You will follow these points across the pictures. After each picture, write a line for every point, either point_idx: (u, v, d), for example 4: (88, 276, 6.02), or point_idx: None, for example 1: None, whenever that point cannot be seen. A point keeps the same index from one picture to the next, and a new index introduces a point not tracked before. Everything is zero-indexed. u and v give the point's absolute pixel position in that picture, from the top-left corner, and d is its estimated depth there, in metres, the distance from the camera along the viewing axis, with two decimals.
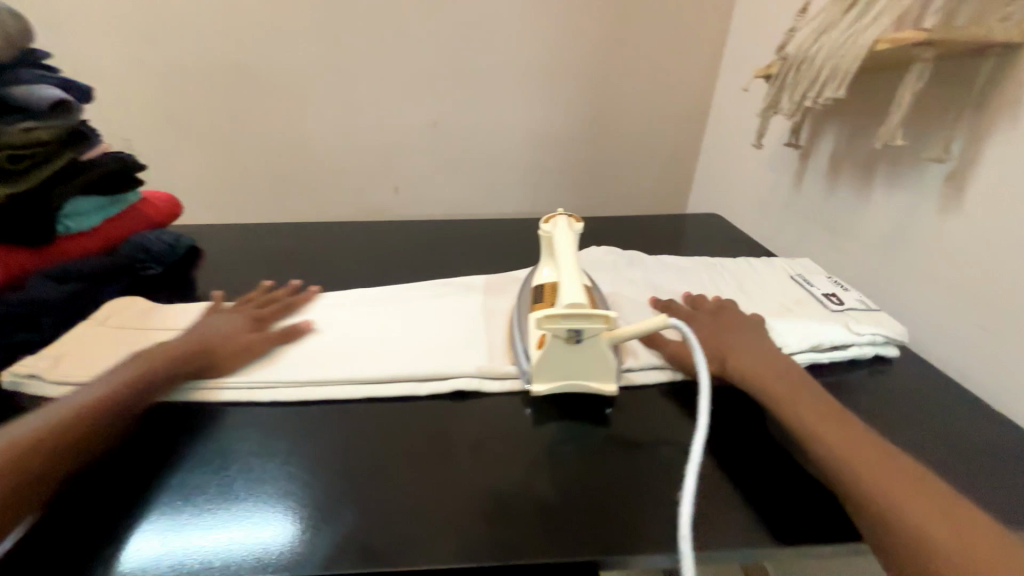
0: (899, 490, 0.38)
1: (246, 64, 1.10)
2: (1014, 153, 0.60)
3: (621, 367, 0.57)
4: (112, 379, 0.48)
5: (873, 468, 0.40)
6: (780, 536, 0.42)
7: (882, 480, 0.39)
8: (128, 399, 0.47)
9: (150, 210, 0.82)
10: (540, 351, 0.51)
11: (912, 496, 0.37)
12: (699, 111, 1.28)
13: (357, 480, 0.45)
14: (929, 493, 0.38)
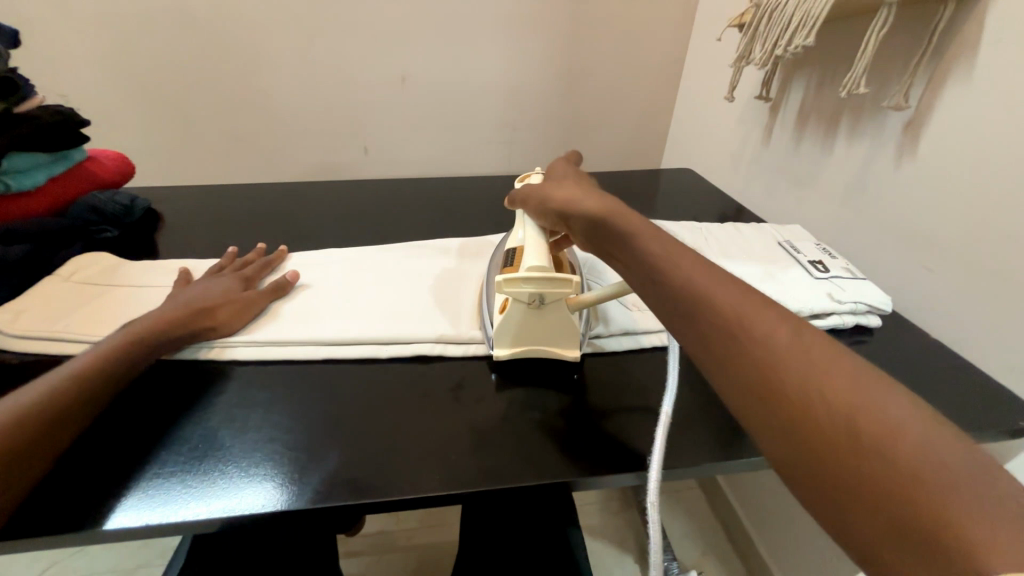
0: (842, 416, 0.26)
1: (191, 8, 1.01)
2: (966, 101, 0.62)
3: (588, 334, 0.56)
4: (109, 346, 0.47)
5: (804, 381, 0.28)
6: (729, 457, 0.46)
7: (817, 397, 0.28)
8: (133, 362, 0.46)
9: (98, 170, 0.77)
10: (502, 316, 0.51)
11: (853, 426, 0.26)
12: (673, 63, 1.25)
13: (341, 422, 0.46)
14: (889, 416, 0.26)
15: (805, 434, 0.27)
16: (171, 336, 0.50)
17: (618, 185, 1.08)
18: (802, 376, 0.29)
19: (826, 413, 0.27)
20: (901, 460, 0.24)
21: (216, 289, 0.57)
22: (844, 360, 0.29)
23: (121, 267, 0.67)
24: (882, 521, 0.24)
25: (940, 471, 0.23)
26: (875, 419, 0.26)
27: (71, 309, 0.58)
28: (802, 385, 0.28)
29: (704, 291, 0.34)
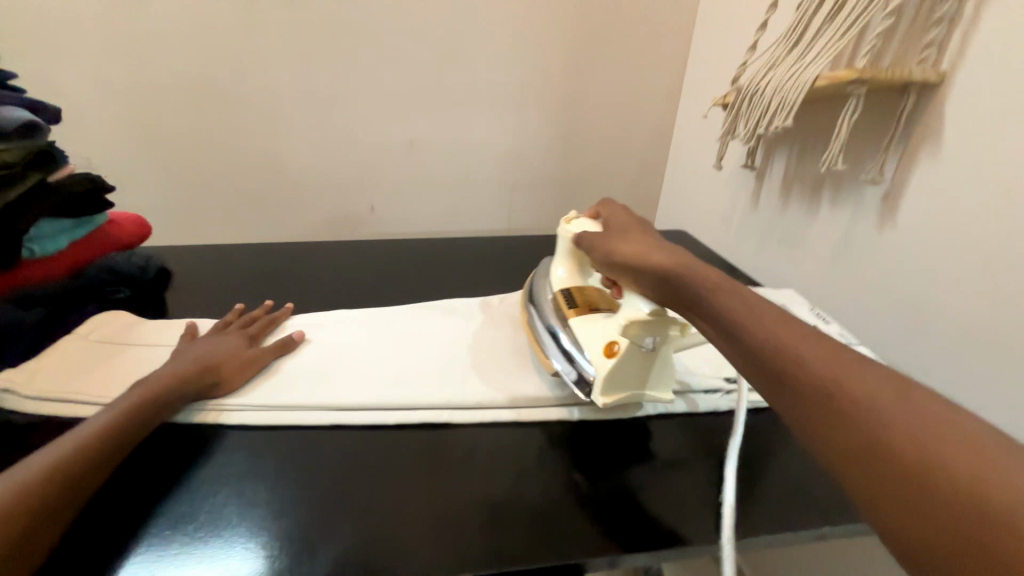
0: (889, 436, 0.29)
1: (217, 83, 1.10)
2: (935, 178, 0.67)
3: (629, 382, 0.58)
4: (118, 406, 0.47)
5: (848, 401, 0.31)
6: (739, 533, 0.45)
7: (863, 417, 0.30)
8: (140, 425, 0.47)
9: (117, 231, 0.79)
10: (611, 360, 0.53)
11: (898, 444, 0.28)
12: (663, 132, 1.35)
13: (348, 497, 0.45)
14: (941, 433, 0.27)
15: (855, 454, 0.30)
16: (180, 396, 0.51)
17: None
18: (845, 399, 0.31)
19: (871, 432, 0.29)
20: (949, 474, 0.26)
21: (223, 347, 0.58)
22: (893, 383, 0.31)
23: (139, 323, 0.68)
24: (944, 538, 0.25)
25: (987, 483, 0.25)
26: (922, 436, 0.28)
27: (83, 369, 0.58)
28: (846, 408, 0.31)
29: (751, 323, 0.38)
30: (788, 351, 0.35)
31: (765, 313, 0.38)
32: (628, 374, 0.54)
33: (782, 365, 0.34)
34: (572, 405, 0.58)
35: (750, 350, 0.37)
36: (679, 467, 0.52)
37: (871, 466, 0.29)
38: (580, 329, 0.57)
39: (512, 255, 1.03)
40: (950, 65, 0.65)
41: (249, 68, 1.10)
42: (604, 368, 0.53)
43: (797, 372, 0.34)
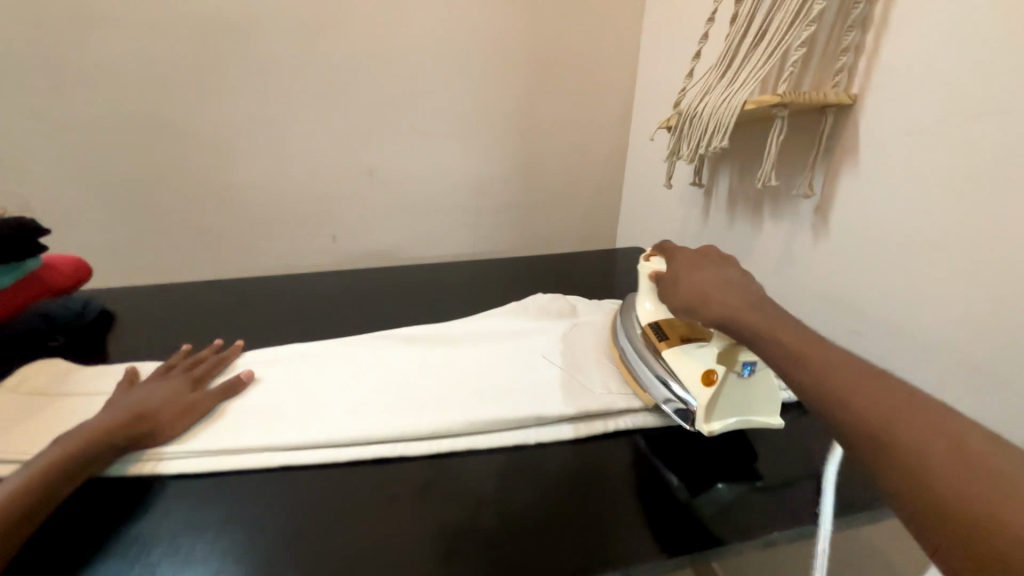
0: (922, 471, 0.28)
1: (166, 119, 1.08)
2: (858, 191, 0.72)
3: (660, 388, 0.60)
4: (42, 461, 0.44)
5: (881, 435, 0.31)
6: (699, 549, 0.45)
7: (894, 450, 0.30)
8: (66, 481, 0.44)
9: (53, 276, 0.76)
10: (710, 389, 0.54)
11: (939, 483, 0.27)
12: (618, 155, 1.40)
13: (296, 544, 0.43)
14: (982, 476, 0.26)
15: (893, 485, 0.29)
16: (113, 445, 0.48)
17: (577, 264, 1.15)
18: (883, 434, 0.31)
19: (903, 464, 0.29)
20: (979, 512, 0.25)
21: (164, 392, 0.55)
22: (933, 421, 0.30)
23: (72, 372, 0.64)
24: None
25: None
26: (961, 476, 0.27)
27: (5, 425, 0.54)
28: (878, 434, 0.31)
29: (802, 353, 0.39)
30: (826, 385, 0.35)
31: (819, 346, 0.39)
32: (737, 400, 0.56)
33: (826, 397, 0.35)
34: (531, 424, 0.58)
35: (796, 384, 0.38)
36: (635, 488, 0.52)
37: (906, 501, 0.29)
38: (676, 358, 0.58)
39: (475, 280, 1.03)
40: (859, 88, 0.71)
41: (200, 105, 1.09)
42: (703, 398, 0.54)
43: (836, 404, 0.34)
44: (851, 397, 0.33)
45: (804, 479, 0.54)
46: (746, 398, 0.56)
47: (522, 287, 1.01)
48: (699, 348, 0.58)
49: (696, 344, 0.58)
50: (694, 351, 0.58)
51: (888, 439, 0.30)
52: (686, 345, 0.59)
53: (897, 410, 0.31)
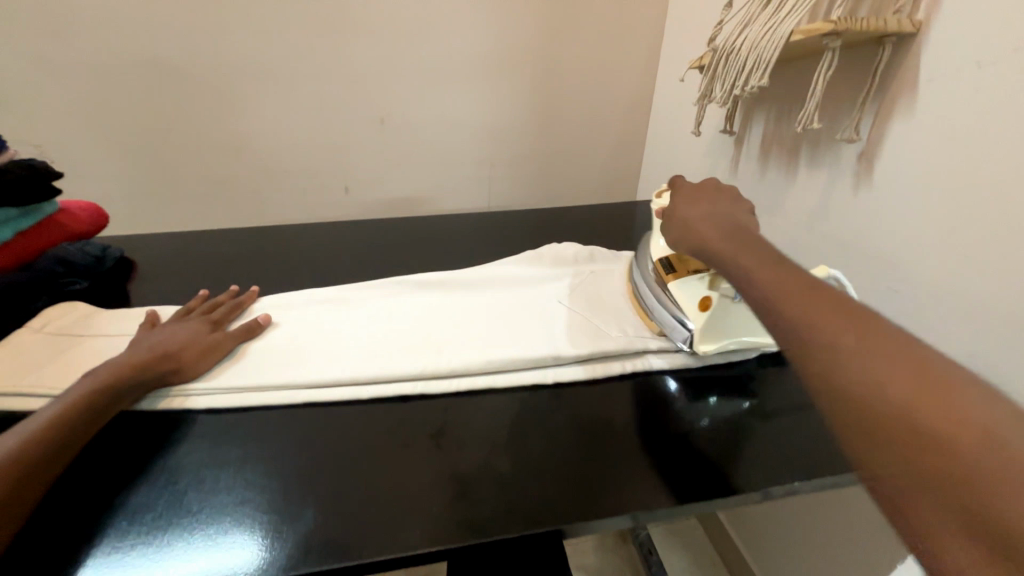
0: (848, 373, 0.31)
1: (168, 60, 1.03)
2: (911, 134, 0.66)
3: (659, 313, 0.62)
4: (70, 395, 0.45)
5: (817, 345, 0.34)
6: (715, 495, 0.45)
7: (827, 358, 0.33)
8: (95, 414, 0.45)
9: (70, 221, 0.76)
10: (705, 314, 0.58)
11: (865, 384, 0.30)
12: (642, 100, 1.31)
13: (317, 478, 0.44)
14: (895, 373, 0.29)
15: (822, 388, 0.32)
16: (136, 382, 0.49)
17: (595, 216, 1.11)
18: (819, 344, 0.34)
19: (834, 369, 0.32)
20: (890, 406, 0.29)
21: (184, 333, 0.56)
22: (862, 326, 0.33)
23: (94, 315, 0.65)
24: (893, 461, 0.27)
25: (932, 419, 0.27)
26: (879, 372, 0.30)
27: (36, 361, 0.56)
28: (814, 350, 0.34)
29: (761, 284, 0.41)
30: (779, 307, 0.38)
31: (775, 275, 0.41)
32: (738, 322, 0.59)
33: (776, 318, 0.38)
34: (548, 369, 0.58)
35: (756, 307, 0.41)
36: (654, 433, 0.51)
37: (845, 413, 0.31)
38: (679, 290, 0.60)
39: (490, 231, 1.01)
40: (926, 15, 0.63)
41: (203, 46, 1.04)
42: (700, 321, 0.58)
43: (803, 336, 0.35)
44: (799, 317, 0.36)
45: (825, 428, 0.53)
46: (741, 319, 0.60)
47: (538, 238, 0.98)
48: (699, 278, 0.59)
49: (697, 275, 0.59)
50: (692, 279, 0.59)
51: (823, 348, 0.33)
52: (689, 276, 0.60)
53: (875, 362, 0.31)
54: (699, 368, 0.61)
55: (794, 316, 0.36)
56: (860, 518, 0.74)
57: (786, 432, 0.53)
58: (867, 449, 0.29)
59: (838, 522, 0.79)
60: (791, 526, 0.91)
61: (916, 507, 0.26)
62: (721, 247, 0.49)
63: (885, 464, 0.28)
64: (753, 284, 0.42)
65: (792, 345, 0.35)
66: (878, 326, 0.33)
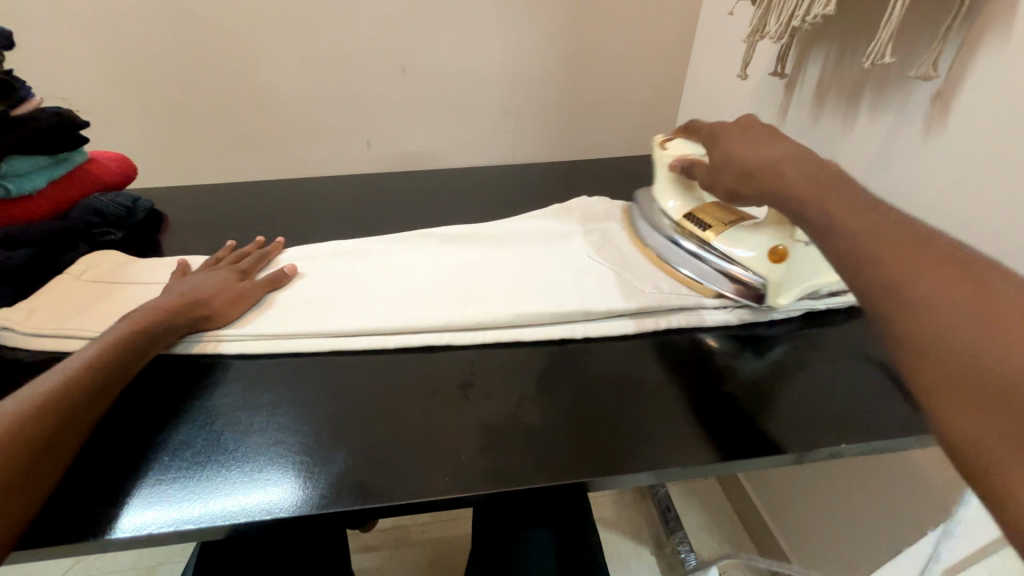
0: (940, 333, 0.29)
1: (185, 5, 1.00)
2: (1000, 68, 0.57)
3: (717, 266, 0.59)
4: (108, 337, 0.46)
5: (915, 303, 0.31)
6: (746, 456, 0.43)
7: (931, 316, 0.30)
8: (132, 356, 0.46)
9: (100, 172, 0.76)
10: (780, 266, 0.55)
11: (962, 344, 0.28)
12: (682, 42, 1.20)
13: (346, 423, 0.45)
14: (1003, 331, 0.27)
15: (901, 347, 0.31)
16: (169, 327, 0.50)
17: (626, 169, 1.05)
18: (908, 304, 0.31)
19: (928, 329, 0.30)
20: (994, 374, 0.26)
21: (213, 281, 0.56)
22: (971, 283, 0.30)
23: (130, 263, 0.67)
24: (993, 425, 0.26)
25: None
26: (991, 335, 0.27)
27: (79, 306, 0.57)
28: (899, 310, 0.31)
29: (838, 235, 0.38)
30: (869, 260, 0.34)
31: (860, 222, 0.37)
32: (806, 272, 0.56)
33: (857, 273, 0.35)
34: (576, 323, 0.56)
35: (833, 260, 0.38)
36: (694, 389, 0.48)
37: (929, 368, 0.29)
38: (733, 243, 0.58)
39: (514, 186, 0.96)
40: None
41: None
42: (773, 274, 0.55)
43: (889, 286, 0.32)
44: (890, 273, 0.33)
45: (870, 391, 0.51)
46: (806, 267, 0.56)
47: (566, 191, 0.93)
48: (752, 230, 0.58)
49: (747, 227, 0.59)
50: (745, 234, 0.58)
51: (923, 308, 0.30)
52: (735, 229, 0.59)
53: (970, 316, 0.28)
54: (736, 328, 0.58)
55: (885, 270, 0.33)
56: (888, 486, 0.72)
57: (828, 392, 0.50)
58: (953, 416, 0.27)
59: (865, 488, 0.77)
60: (813, 490, 0.90)
61: (1015, 478, 0.24)
62: (780, 197, 0.45)
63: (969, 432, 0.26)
64: (828, 240, 0.38)
65: (881, 301, 0.32)
66: (984, 282, 0.30)
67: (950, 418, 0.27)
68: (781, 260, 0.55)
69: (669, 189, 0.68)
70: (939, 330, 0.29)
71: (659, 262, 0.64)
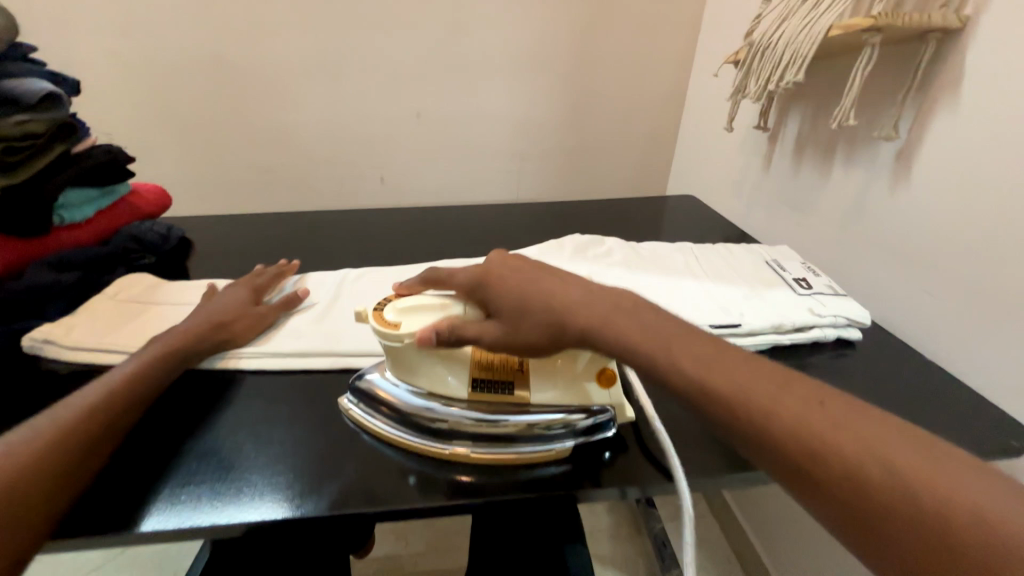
0: (801, 432, 0.33)
1: (228, 57, 1.12)
2: (951, 134, 0.65)
3: (559, 429, 0.45)
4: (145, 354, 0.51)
5: (760, 409, 0.35)
6: (741, 470, 0.46)
7: (773, 413, 0.34)
8: (161, 373, 0.51)
9: (138, 202, 0.84)
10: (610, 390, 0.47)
11: (801, 423, 0.33)
12: (676, 96, 1.31)
13: (357, 435, 0.49)
14: (804, 396, 0.34)
15: (792, 469, 0.33)
16: (195, 345, 0.55)
17: (623, 210, 1.12)
18: (759, 400, 0.35)
19: (773, 422, 0.34)
20: (865, 455, 0.30)
21: (233, 303, 0.62)
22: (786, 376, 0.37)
23: (161, 286, 0.72)
24: (883, 496, 0.29)
25: (903, 451, 0.30)
26: (829, 414, 0.33)
27: (113, 325, 0.63)
28: (751, 419, 0.35)
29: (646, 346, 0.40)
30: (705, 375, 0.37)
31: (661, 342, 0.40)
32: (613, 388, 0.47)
33: (704, 390, 0.37)
34: None
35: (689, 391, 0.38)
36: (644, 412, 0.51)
37: (808, 461, 0.32)
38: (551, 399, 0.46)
39: (518, 222, 1.03)
40: (974, 10, 0.61)
41: (260, 41, 1.11)
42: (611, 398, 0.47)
43: (734, 390, 0.36)
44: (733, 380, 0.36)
45: None
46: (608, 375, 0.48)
47: (566, 229, 1.00)
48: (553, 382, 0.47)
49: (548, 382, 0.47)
50: (545, 387, 0.46)
51: (757, 410, 0.35)
52: (535, 385, 0.46)
53: (800, 399, 0.34)
54: None
55: (723, 385, 0.36)
56: None
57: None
58: (861, 492, 0.30)
59: None
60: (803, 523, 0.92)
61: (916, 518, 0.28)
62: None
63: (860, 532, 0.30)
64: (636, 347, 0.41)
65: (729, 411, 0.36)
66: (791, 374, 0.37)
67: (826, 473, 0.31)
68: (613, 383, 0.47)
69: (433, 368, 0.47)
70: (814, 405, 0.34)
71: (495, 456, 0.44)
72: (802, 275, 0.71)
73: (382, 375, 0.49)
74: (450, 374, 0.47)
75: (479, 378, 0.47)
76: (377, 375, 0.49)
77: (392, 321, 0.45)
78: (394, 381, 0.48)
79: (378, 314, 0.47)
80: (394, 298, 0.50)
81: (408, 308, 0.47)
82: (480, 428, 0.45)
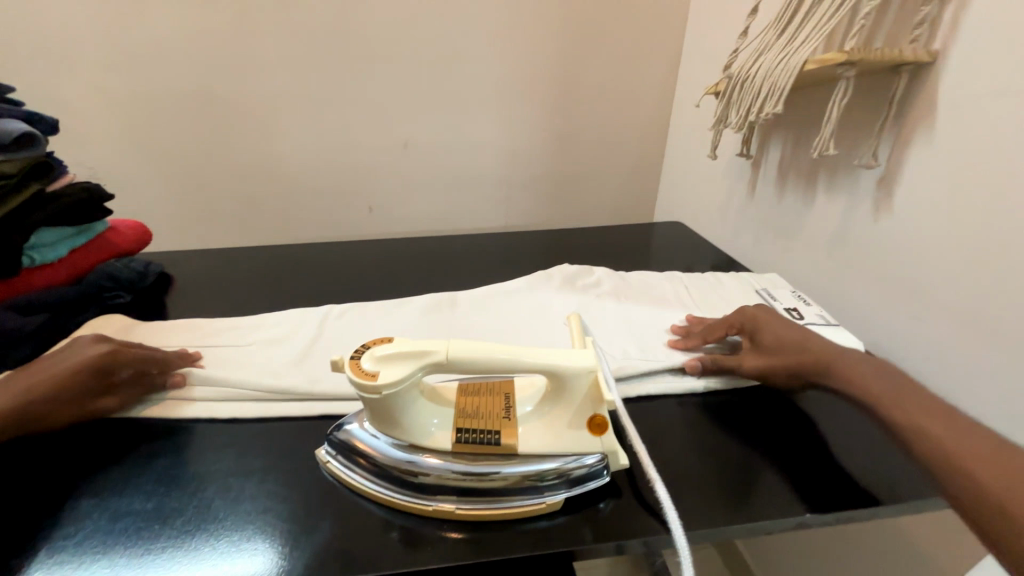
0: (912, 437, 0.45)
1: (215, 92, 1.12)
2: (929, 163, 0.66)
3: (552, 478, 0.42)
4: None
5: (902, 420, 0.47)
6: (740, 519, 0.44)
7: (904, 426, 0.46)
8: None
9: (117, 238, 0.82)
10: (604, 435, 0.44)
11: (920, 435, 0.45)
12: (660, 124, 1.34)
13: (334, 490, 0.46)
14: (924, 415, 0.46)
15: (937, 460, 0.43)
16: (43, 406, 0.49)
17: (610, 236, 1.12)
18: (907, 417, 0.47)
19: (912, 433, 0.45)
20: (958, 460, 0.42)
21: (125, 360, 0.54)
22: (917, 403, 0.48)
23: (133, 327, 0.70)
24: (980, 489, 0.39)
25: (981, 461, 0.41)
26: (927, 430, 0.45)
27: None
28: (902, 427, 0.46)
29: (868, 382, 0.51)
30: (885, 398, 0.49)
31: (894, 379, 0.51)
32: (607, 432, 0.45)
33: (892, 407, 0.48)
34: None
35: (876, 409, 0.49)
36: (638, 460, 0.48)
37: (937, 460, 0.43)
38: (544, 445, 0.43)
39: (506, 251, 1.03)
40: (942, 45, 0.63)
41: (247, 76, 1.12)
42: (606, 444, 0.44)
43: (895, 406, 0.48)
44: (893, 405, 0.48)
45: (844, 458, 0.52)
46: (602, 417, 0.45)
47: (555, 258, 1.00)
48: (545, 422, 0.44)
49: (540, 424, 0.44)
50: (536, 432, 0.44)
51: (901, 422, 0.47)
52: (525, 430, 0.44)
53: (921, 414, 0.46)
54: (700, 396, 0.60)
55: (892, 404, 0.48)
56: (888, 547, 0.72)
57: (822, 439, 0.54)
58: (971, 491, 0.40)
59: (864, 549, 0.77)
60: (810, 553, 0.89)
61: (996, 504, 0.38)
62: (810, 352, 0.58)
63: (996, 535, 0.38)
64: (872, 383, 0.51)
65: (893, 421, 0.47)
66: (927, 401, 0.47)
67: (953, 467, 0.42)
68: (604, 429, 0.44)
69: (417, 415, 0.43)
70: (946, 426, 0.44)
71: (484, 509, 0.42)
72: (794, 304, 0.70)
73: (361, 425, 0.45)
74: (435, 418, 0.44)
75: (462, 429, 0.43)
76: (355, 426, 0.45)
77: (369, 370, 0.37)
78: (373, 432, 0.44)
79: (354, 362, 0.38)
80: (377, 342, 0.40)
81: (390, 354, 0.38)
82: (462, 481, 0.42)
